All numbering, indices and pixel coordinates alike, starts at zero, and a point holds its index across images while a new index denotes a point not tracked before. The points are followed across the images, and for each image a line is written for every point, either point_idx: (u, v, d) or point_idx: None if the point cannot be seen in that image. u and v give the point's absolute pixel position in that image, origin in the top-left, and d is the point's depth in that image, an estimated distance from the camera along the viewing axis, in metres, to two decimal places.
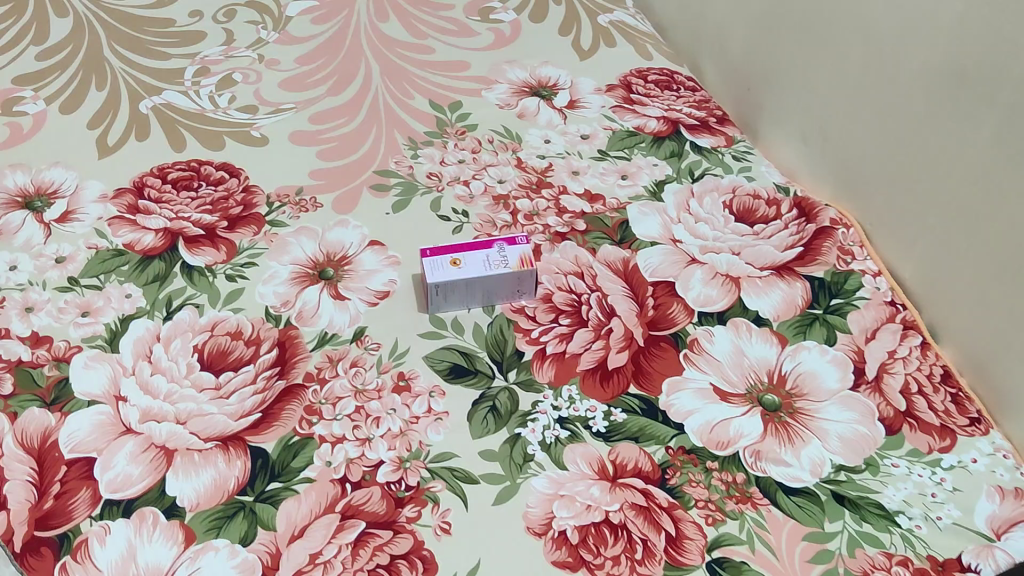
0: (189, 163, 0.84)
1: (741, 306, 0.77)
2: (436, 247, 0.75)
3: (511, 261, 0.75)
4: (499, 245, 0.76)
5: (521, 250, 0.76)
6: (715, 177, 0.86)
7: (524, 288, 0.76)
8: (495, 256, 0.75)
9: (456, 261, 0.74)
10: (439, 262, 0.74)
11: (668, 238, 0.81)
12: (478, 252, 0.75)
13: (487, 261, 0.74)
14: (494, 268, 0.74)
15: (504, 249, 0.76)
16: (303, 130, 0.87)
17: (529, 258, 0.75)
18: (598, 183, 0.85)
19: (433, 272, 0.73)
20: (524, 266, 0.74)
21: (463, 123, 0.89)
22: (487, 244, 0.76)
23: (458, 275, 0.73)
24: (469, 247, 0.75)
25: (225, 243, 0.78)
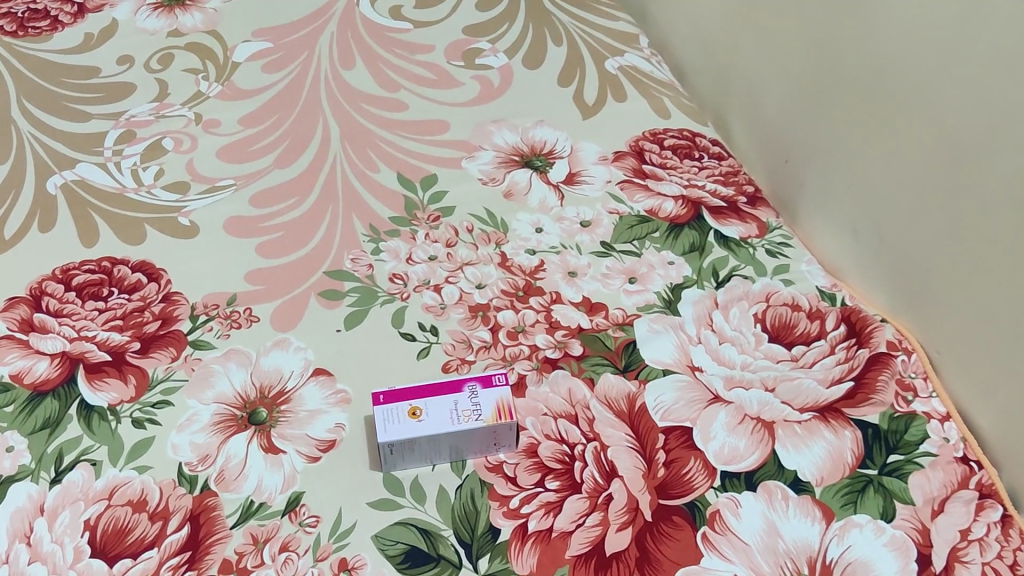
0: (100, 261, 0.69)
1: (776, 464, 0.61)
2: (393, 391, 0.60)
3: (484, 412, 0.59)
4: (472, 386, 0.61)
5: (498, 395, 0.60)
6: (744, 279, 0.70)
7: (501, 441, 0.60)
8: (464, 404, 0.59)
9: (416, 410, 0.59)
10: (394, 412, 0.59)
11: (685, 365, 0.65)
12: (444, 397, 0.60)
13: (453, 410, 0.59)
14: (462, 422, 0.58)
15: (477, 394, 0.60)
16: (243, 216, 0.72)
17: (507, 407, 0.59)
18: (600, 288, 0.69)
19: (384, 428, 0.58)
20: (500, 419, 0.59)
21: (438, 205, 0.74)
22: (456, 385, 0.60)
23: (415, 432, 0.58)
24: (435, 390, 0.60)
25: (135, 372, 0.63)
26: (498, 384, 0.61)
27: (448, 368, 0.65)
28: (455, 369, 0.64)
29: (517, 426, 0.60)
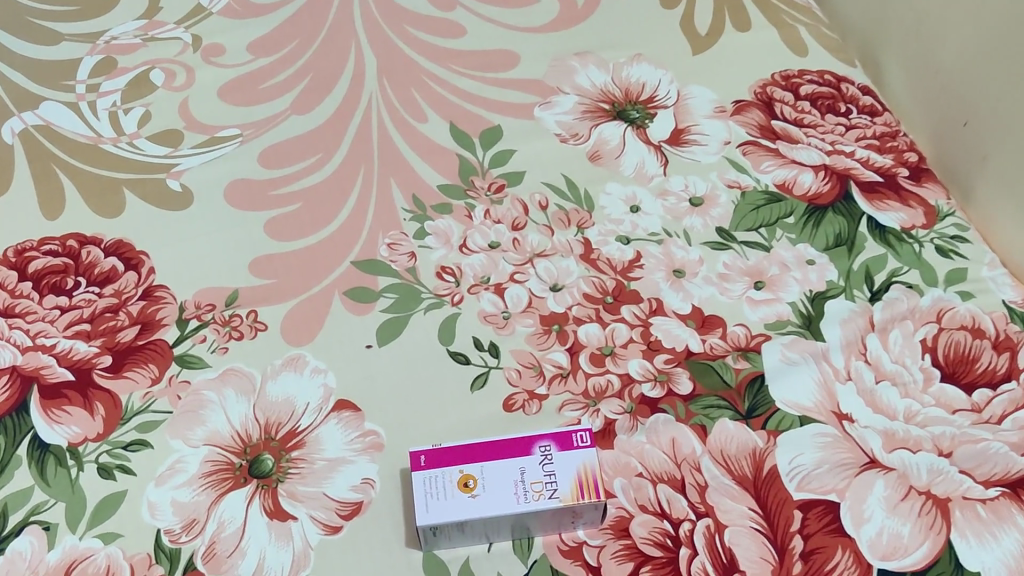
0: (66, 240, 0.53)
1: (953, 562, 0.45)
2: (439, 450, 0.45)
3: (561, 486, 0.43)
4: (544, 445, 0.45)
5: (579, 460, 0.44)
6: (908, 289, 0.53)
7: (583, 521, 0.45)
8: (534, 473, 0.44)
9: (467, 482, 0.44)
10: (438, 483, 0.44)
11: (829, 411, 0.49)
12: (506, 462, 0.44)
13: (518, 483, 0.44)
14: (530, 500, 0.43)
15: (551, 458, 0.44)
16: (251, 178, 0.56)
17: (592, 479, 0.44)
18: (715, 295, 0.52)
19: (424, 505, 0.43)
20: (583, 497, 0.43)
21: (502, 170, 0.57)
22: (524, 445, 0.45)
23: (465, 512, 0.42)
24: (495, 450, 0.45)
25: (104, 398, 0.48)
26: (578, 443, 0.45)
27: (511, 406, 0.49)
28: (521, 409, 0.49)
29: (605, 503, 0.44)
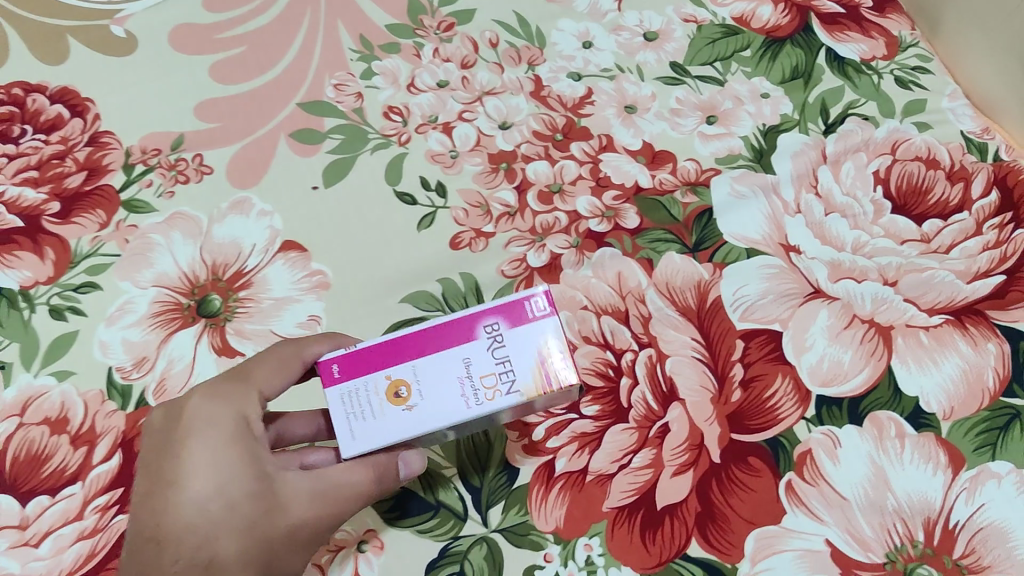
0: (11, 89, 0.53)
1: (891, 388, 0.46)
2: (351, 353, 0.36)
3: (522, 376, 0.35)
4: (491, 323, 0.36)
5: (541, 336, 0.36)
6: (864, 121, 0.51)
7: (551, 402, 0.38)
8: (481, 364, 0.35)
9: (397, 393, 0.35)
10: (360, 397, 0.36)
11: (777, 243, 0.49)
12: (446, 356, 0.36)
13: (465, 381, 0.35)
14: (484, 403, 0.35)
15: (501, 339, 0.36)
16: (195, 23, 0.55)
17: (559, 361, 0.35)
18: (666, 131, 0.52)
19: (350, 431, 0.36)
20: (547, 387, 0.35)
21: (452, 9, 0.55)
22: (465, 329, 0.36)
23: (406, 433, 0.35)
24: (424, 340, 0.36)
25: (53, 243, 0.49)
26: (533, 313, 0.36)
27: (457, 244, 0.49)
28: (467, 247, 0.49)
29: (577, 386, 0.36)
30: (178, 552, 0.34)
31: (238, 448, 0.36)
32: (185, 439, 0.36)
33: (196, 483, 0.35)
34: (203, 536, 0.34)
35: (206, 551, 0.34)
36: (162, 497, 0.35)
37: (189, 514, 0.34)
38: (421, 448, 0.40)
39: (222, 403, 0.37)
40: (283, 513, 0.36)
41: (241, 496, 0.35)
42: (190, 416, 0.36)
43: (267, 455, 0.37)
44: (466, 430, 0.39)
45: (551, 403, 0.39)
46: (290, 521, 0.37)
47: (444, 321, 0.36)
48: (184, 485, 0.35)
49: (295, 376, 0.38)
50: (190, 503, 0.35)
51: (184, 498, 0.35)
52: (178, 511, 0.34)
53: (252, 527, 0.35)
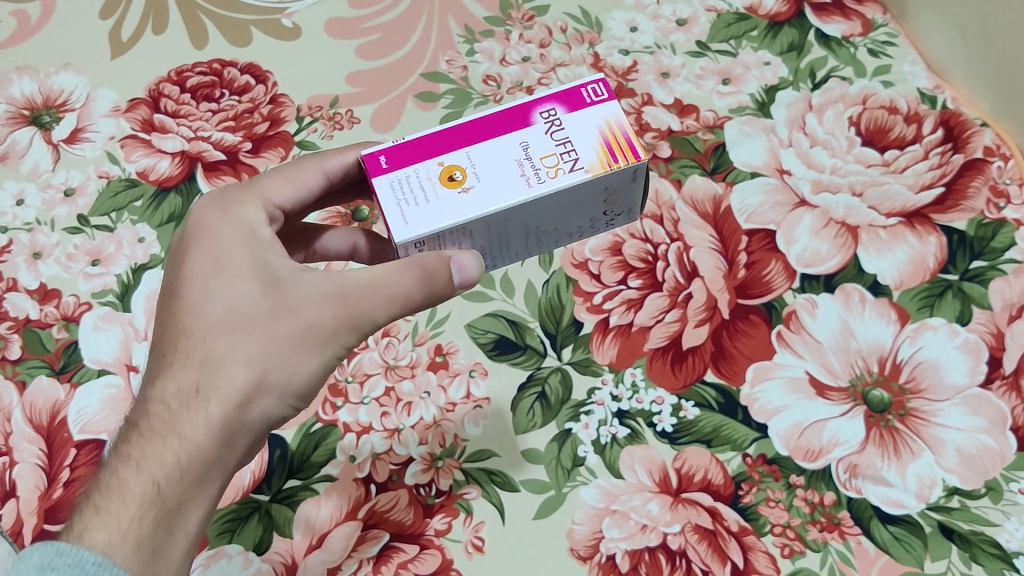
0: (211, 63, 0.72)
1: (856, 268, 0.63)
2: (400, 150, 0.43)
3: (585, 154, 0.42)
4: (548, 108, 0.44)
5: (598, 117, 0.43)
6: (842, 81, 0.69)
7: (617, 201, 0.45)
8: (542, 148, 0.43)
9: (454, 176, 0.42)
10: (417, 184, 0.42)
11: (774, 167, 0.66)
12: (505, 140, 0.43)
13: (523, 162, 0.42)
14: (545, 179, 0.42)
15: (559, 122, 0.43)
16: (342, 17, 0.74)
17: (618, 139, 0.43)
18: (692, 90, 0.69)
19: (402, 215, 0.42)
20: (611, 164, 0.42)
21: (532, 4, 0.74)
22: (523, 115, 0.43)
23: (464, 209, 0.42)
24: (479, 131, 0.43)
25: (248, 170, 0.68)
26: (590, 98, 0.44)
27: None
28: None
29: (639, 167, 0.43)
30: (181, 352, 0.45)
31: (237, 257, 0.46)
32: (193, 247, 0.47)
33: (203, 296, 0.45)
34: (199, 332, 0.45)
35: (200, 351, 0.45)
36: (175, 308, 0.46)
37: (193, 312, 0.45)
38: (499, 250, 0.47)
39: (226, 215, 0.47)
40: (279, 324, 0.45)
41: (232, 307, 0.45)
42: (197, 223, 0.47)
43: (267, 261, 0.46)
44: (534, 226, 0.45)
45: (618, 205, 0.46)
46: (294, 321, 0.45)
47: (505, 112, 0.44)
48: (192, 297, 0.46)
49: (303, 184, 0.49)
50: (192, 312, 0.45)
51: (189, 308, 0.46)
52: (185, 319, 0.45)
53: (242, 334, 0.45)
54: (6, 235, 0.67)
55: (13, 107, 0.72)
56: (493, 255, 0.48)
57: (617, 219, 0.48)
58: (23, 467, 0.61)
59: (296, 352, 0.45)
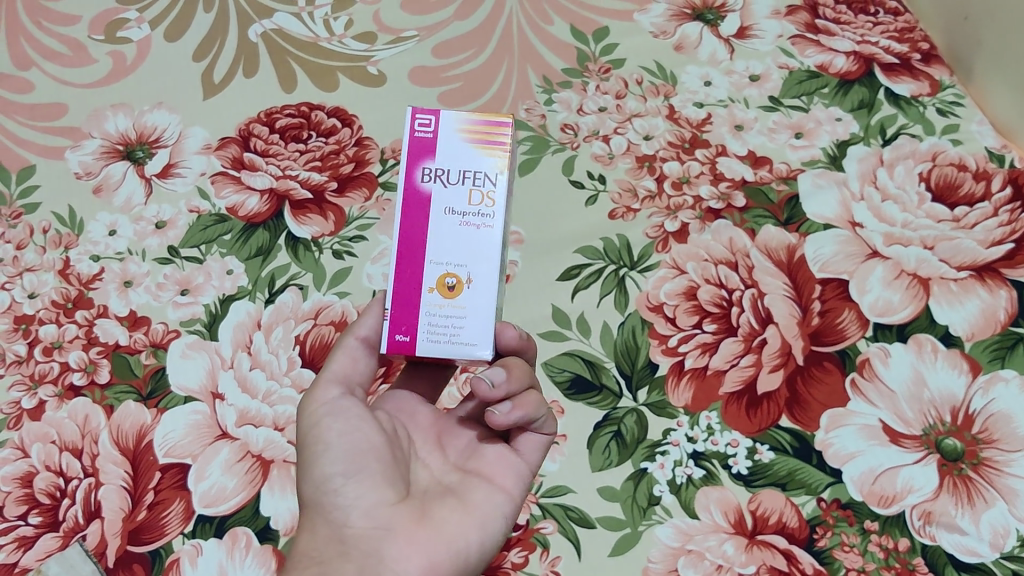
0: (299, 106, 0.75)
1: (928, 319, 0.63)
2: (394, 319, 0.45)
3: (482, 167, 0.46)
4: (425, 174, 0.46)
5: (454, 131, 0.47)
6: (912, 138, 0.71)
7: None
8: (459, 200, 0.46)
9: (450, 284, 0.45)
10: (433, 322, 0.45)
11: (846, 220, 0.68)
12: (436, 227, 0.45)
13: (465, 218, 0.46)
14: (490, 209, 0.46)
15: (440, 172, 0.46)
16: (426, 66, 0.77)
17: (481, 125, 0.47)
18: (765, 143, 0.72)
19: (467, 340, 0.45)
20: (497, 149, 0.46)
21: (609, 58, 0.77)
22: (418, 203, 0.46)
23: None
24: (418, 239, 0.46)
25: (333, 209, 0.70)
26: (427, 132, 0.46)
27: (614, 215, 0.69)
28: (621, 217, 0.69)
29: None
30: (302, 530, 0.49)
31: None
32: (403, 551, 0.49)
33: None
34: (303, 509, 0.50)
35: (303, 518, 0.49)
36: None
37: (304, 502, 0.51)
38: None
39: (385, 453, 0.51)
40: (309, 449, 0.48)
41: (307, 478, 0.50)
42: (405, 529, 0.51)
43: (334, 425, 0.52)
44: None
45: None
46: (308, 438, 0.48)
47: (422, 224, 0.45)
48: None
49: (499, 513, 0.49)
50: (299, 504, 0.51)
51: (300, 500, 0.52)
52: None
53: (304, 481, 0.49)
54: (98, 263, 0.69)
55: (108, 142, 0.75)
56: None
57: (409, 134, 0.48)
58: (108, 489, 0.61)
59: (305, 449, 0.48)
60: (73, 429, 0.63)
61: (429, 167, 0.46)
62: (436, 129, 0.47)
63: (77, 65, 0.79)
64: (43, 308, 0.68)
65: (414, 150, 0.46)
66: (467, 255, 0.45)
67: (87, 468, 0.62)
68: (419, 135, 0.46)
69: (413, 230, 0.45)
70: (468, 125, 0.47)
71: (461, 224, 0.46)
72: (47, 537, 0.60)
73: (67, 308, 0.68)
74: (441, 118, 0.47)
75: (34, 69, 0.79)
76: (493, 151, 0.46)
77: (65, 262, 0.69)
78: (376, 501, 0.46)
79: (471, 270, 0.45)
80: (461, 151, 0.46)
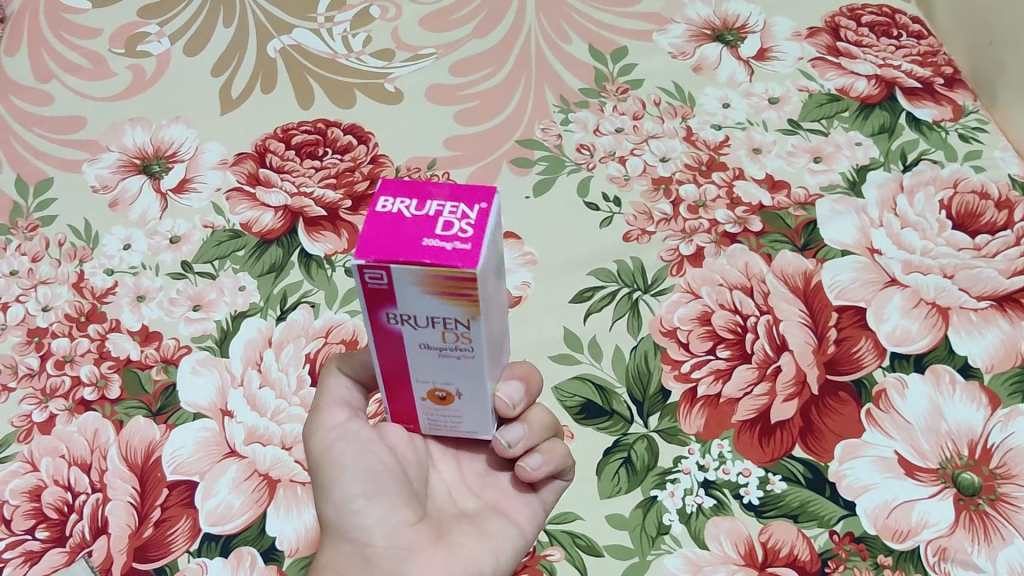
0: (316, 123, 0.75)
1: (947, 349, 0.62)
2: (394, 412, 0.44)
3: (451, 312, 0.36)
4: (391, 318, 0.37)
5: (412, 282, 0.35)
6: (933, 164, 0.70)
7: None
8: (434, 339, 0.38)
9: (438, 391, 0.41)
10: (432, 416, 0.43)
11: (865, 246, 0.67)
12: (415, 356, 0.39)
13: (443, 351, 0.38)
14: (468, 345, 0.38)
15: (408, 317, 0.37)
16: (443, 84, 0.77)
17: (450, 277, 0.34)
18: (784, 166, 0.71)
19: (468, 429, 0.44)
20: (470, 299, 0.35)
21: (627, 78, 0.76)
22: (391, 338, 0.38)
23: None
24: (397, 361, 0.40)
25: (347, 227, 0.70)
26: (380, 284, 0.35)
27: (629, 238, 0.68)
28: (636, 240, 0.68)
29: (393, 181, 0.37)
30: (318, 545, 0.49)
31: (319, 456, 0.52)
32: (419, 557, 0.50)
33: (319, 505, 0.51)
34: None
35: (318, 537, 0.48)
36: None
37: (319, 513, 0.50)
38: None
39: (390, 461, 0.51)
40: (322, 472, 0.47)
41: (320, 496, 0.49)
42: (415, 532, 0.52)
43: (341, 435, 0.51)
44: None
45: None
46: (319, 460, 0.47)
47: (401, 352, 0.39)
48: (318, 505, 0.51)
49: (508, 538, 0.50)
50: None
51: None
52: None
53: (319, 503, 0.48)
54: (112, 277, 0.69)
55: (125, 156, 0.75)
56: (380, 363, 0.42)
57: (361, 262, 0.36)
58: (115, 505, 0.61)
59: (319, 473, 0.46)
60: (82, 443, 0.63)
61: (393, 315, 0.37)
62: (389, 281, 0.35)
63: (97, 79, 0.79)
64: (56, 321, 0.68)
65: (372, 298, 0.36)
66: (452, 376, 0.40)
67: (95, 483, 0.62)
68: (372, 286, 0.35)
69: (391, 359, 0.39)
70: (426, 278, 0.34)
71: (440, 355, 0.39)
72: (53, 553, 0.59)
73: (79, 322, 0.68)
74: (390, 271, 0.34)
75: (54, 82, 0.79)
76: (460, 302, 0.35)
77: (79, 275, 0.70)
78: (398, 521, 0.46)
79: (460, 386, 0.41)
80: (422, 298, 0.35)
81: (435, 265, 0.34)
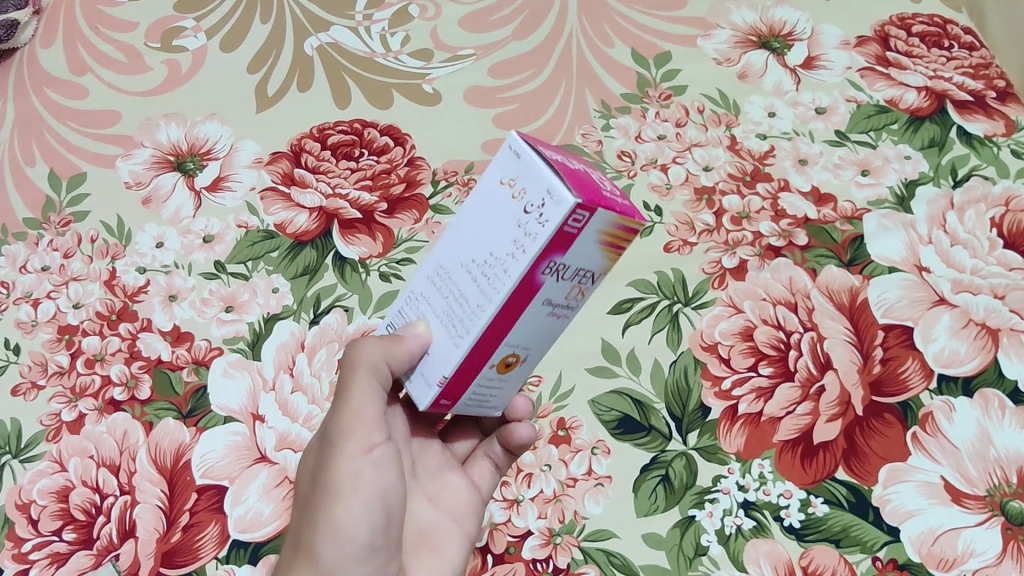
0: (352, 123, 0.74)
1: (996, 372, 0.61)
2: (449, 388, 0.42)
3: (592, 264, 0.39)
4: (549, 267, 0.37)
5: (595, 232, 0.37)
6: (985, 180, 0.68)
7: (524, 183, 0.37)
8: (558, 295, 0.40)
9: (506, 360, 0.42)
10: (481, 388, 0.43)
11: (912, 264, 0.65)
12: (529, 315, 0.39)
13: (552, 307, 0.40)
14: (575, 300, 0.41)
15: (560, 266, 0.38)
16: (481, 86, 0.76)
17: (622, 227, 0.39)
18: (830, 179, 0.69)
19: (492, 402, 0.46)
20: (614, 253, 0.40)
21: (670, 84, 0.75)
22: (530, 291, 0.38)
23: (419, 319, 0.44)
24: (508, 321, 0.39)
25: (382, 230, 0.69)
26: (574, 228, 0.36)
27: (670, 248, 0.67)
28: (677, 250, 0.67)
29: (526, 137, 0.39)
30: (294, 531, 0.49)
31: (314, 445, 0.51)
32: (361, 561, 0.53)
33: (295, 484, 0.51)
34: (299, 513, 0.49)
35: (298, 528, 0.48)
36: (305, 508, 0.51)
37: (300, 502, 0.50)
38: (460, 326, 0.40)
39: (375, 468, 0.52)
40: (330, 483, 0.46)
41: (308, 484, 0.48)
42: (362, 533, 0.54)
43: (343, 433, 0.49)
44: (460, 268, 0.40)
45: (533, 192, 0.37)
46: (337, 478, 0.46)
47: (522, 309, 0.39)
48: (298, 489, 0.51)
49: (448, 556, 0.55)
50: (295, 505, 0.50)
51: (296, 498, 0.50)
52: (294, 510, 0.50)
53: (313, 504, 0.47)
54: (144, 275, 0.69)
55: (159, 152, 0.74)
56: (463, 329, 0.40)
57: (548, 209, 0.36)
58: (143, 508, 0.60)
59: (336, 498, 0.46)
60: (111, 444, 0.62)
61: (555, 263, 0.37)
62: (583, 225, 0.36)
63: (132, 73, 0.79)
64: (87, 319, 0.67)
65: (556, 243, 0.36)
66: (534, 339, 0.42)
67: (123, 485, 0.61)
68: (566, 229, 0.36)
69: (510, 320, 0.39)
70: (608, 228, 0.38)
71: (546, 314, 0.40)
72: (80, 555, 0.59)
73: (111, 320, 0.67)
74: (593, 217, 0.36)
75: (89, 75, 0.78)
76: (607, 253, 0.40)
77: (111, 272, 0.69)
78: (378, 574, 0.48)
79: (529, 350, 0.43)
80: (585, 249, 0.38)
81: (624, 215, 0.38)
